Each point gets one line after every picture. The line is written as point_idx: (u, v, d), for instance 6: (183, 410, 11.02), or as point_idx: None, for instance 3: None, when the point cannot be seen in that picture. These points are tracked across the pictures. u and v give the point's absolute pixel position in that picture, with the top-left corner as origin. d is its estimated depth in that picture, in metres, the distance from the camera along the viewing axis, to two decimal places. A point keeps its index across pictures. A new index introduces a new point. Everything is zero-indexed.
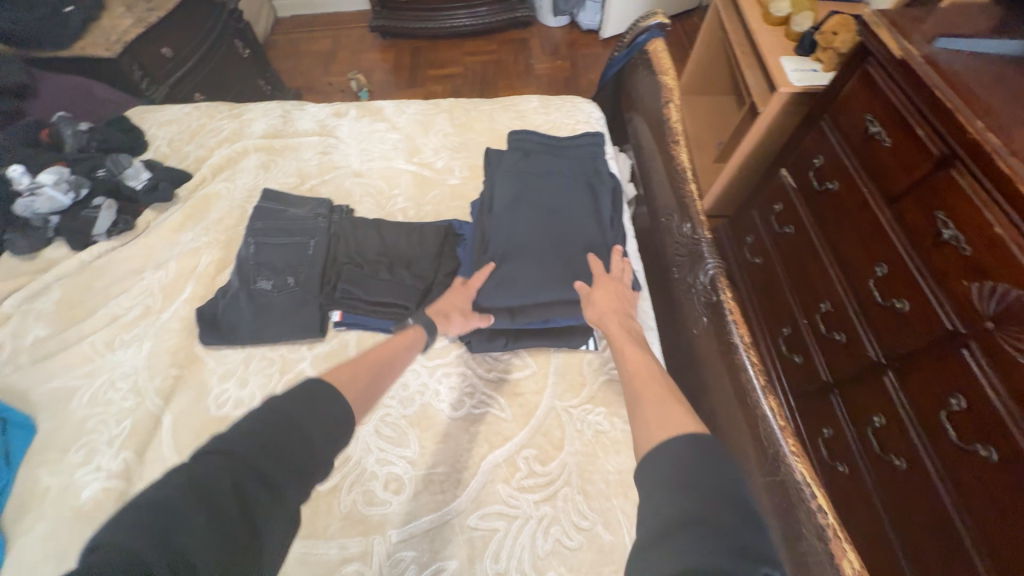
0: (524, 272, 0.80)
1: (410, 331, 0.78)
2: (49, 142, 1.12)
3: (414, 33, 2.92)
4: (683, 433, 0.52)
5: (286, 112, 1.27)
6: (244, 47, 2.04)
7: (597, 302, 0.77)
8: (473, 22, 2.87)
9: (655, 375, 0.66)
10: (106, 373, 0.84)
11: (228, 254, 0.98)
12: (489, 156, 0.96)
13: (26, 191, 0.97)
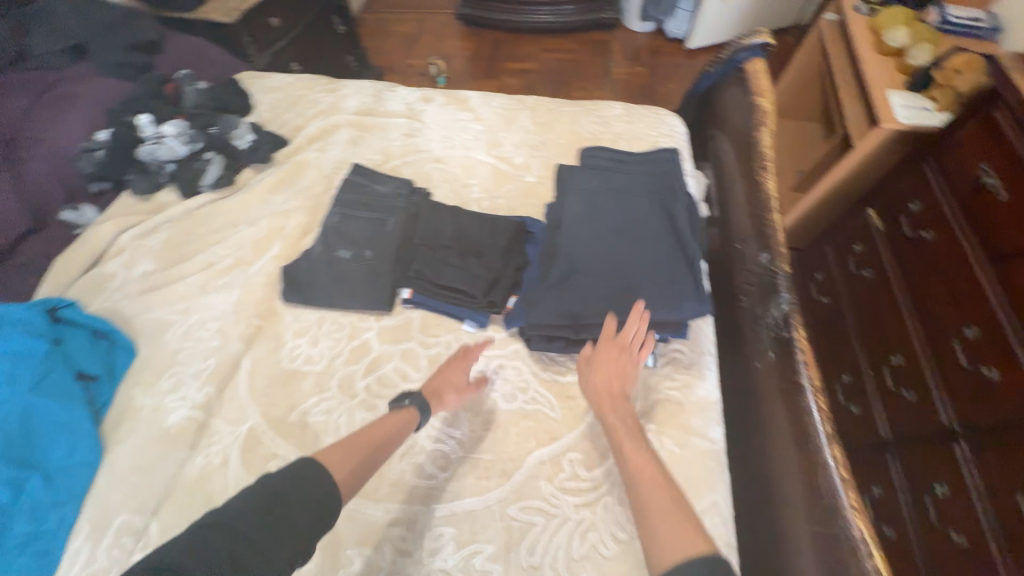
0: (596, 298, 0.74)
1: (403, 411, 0.71)
2: (171, 95, 1.22)
3: (495, 24, 2.98)
4: (701, 554, 0.48)
5: (378, 92, 1.33)
6: (339, 24, 2.14)
7: (595, 374, 0.71)
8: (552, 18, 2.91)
9: (659, 479, 0.58)
10: (198, 313, 0.92)
11: (313, 220, 1.05)
12: (560, 170, 0.89)
13: (150, 139, 1.07)
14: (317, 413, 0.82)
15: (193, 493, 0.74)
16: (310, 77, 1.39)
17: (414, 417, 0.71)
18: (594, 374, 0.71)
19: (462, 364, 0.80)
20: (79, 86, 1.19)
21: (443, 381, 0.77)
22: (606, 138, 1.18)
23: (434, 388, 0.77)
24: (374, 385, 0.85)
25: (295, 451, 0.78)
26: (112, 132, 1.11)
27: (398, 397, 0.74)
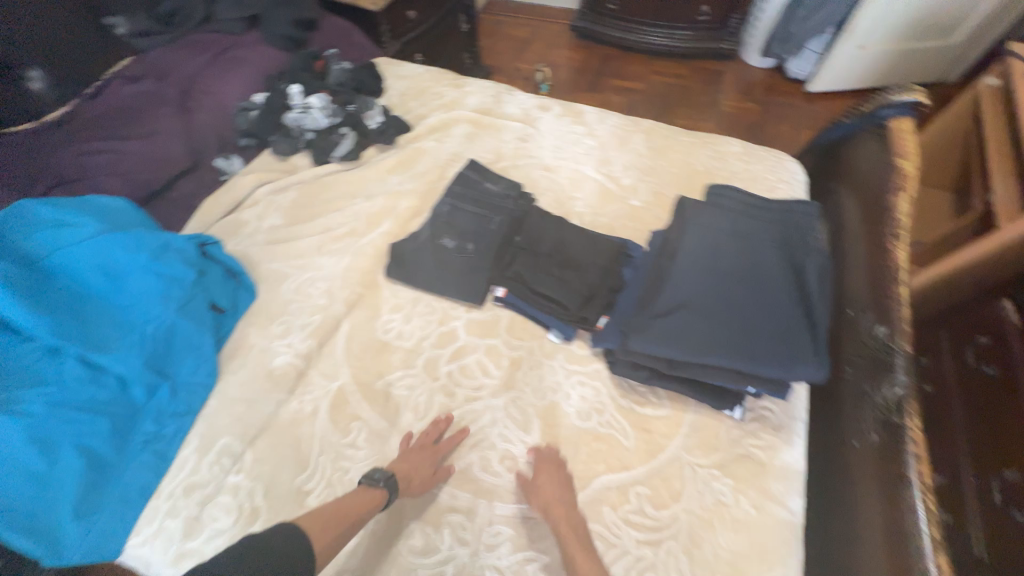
0: (693, 343, 0.71)
1: (375, 492, 0.71)
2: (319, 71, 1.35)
3: (607, 41, 2.97)
4: None
5: (498, 94, 1.38)
6: (463, 22, 2.25)
7: (538, 494, 0.72)
8: (666, 44, 2.84)
9: None
10: (312, 272, 1.01)
11: (422, 205, 1.11)
12: (680, 205, 0.86)
13: (298, 107, 1.19)
14: (400, 387, 0.87)
15: (283, 435, 0.81)
16: (438, 70, 1.47)
17: (383, 498, 0.70)
18: (538, 495, 0.72)
19: (428, 451, 0.77)
20: (246, 49, 1.34)
21: (412, 468, 0.74)
22: (720, 175, 1.14)
23: (404, 472, 0.73)
24: (456, 373, 0.88)
25: (375, 418, 0.83)
26: (267, 97, 1.25)
27: (372, 474, 0.72)
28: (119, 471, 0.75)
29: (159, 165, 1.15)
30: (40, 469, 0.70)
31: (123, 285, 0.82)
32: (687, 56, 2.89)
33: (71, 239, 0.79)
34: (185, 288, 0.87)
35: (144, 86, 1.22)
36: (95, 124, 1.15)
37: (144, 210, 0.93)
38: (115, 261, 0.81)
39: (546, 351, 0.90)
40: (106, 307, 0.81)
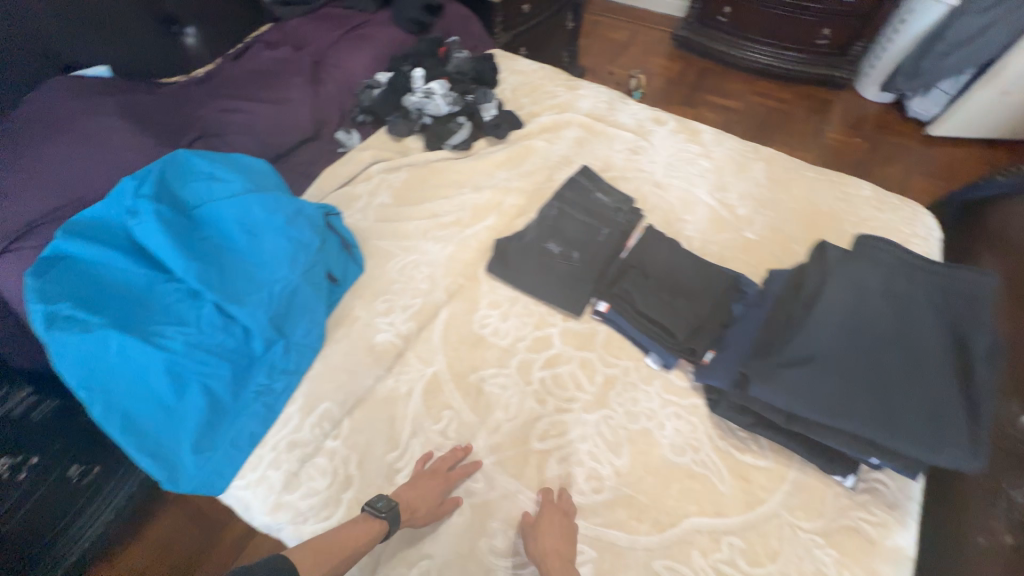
0: (824, 402, 0.67)
1: (376, 523, 0.68)
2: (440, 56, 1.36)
3: (704, 52, 2.81)
4: None
5: (612, 101, 1.35)
6: (569, 21, 2.22)
7: (536, 544, 0.68)
8: (768, 61, 2.66)
9: None
10: (417, 255, 1.03)
11: (528, 205, 1.10)
12: (824, 250, 0.80)
13: (419, 92, 1.23)
14: (491, 385, 0.87)
15: (378, 410, 0.84)
16: (552, 70, 1.46)
17: (383, 532, 0.68)
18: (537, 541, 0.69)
19: (437, 478, 0.75)
20: (376, 28, 1.39)
21: (420, 497, 0.72)
22: (848, 218, 1.06)
23: (412, 502, 0.72)
24: (548, 381, 0.87)
25: (466, 411, 0.84)
26: (391, 77, 1.30)
27: (376, 503, 0.70)
28: (233, 416, 0.80)
29: (287, 130, 1.20)
30: (170, 399, 0.77)
31: (256, 241, 0.86)
32: (789, 79, 2.70)
33: (219, 193, 0.87)
34: (309, 253, 0.89)
35: (282, 56, 1.30)
36: (239, 85, 1.24)
37: (279, 171, 0.98)
38: (252, 217, 0.86)
39: (643, 375, 0.87)
40: (239, 260, 0.86)
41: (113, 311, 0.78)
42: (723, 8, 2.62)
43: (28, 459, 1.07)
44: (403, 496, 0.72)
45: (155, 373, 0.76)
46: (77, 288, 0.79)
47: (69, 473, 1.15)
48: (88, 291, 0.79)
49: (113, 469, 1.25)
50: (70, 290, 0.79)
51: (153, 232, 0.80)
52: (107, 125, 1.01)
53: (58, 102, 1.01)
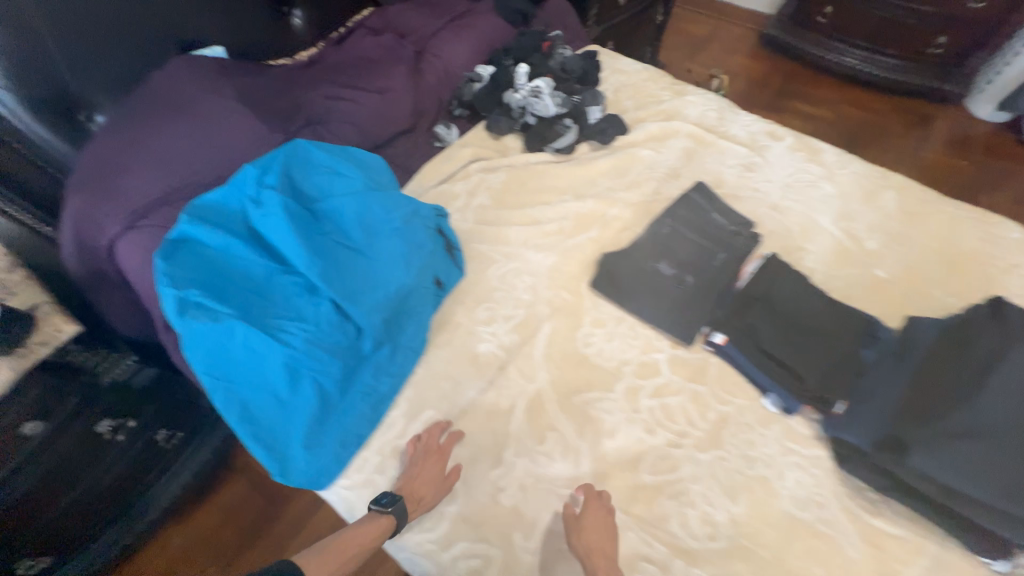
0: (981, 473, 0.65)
1: (382, 518, 0.71)
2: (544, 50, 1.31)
3: (790, 51, 2.54)
4: None
5: (721, 110, 1.27)
6: (658, 14, 2.08)
7: (580, 538, 0.69)
8: (861, 64, 2.37)
9: None
10: (518, 263, 1.00)
11: (633, 219, 1.05)
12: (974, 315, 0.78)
13: (527, 93, 1.18)
14: (596, 409, 0.83)
15: (480, 423, 0.82)
16: (655, 71, 1.38)
17: (390, 525, 0.71)
18: (582, 539, 0.69)
19: (438, 460, 0.77)
20: (478, 17, 1.34)
21: (424, 491, 0.74)
22: (996, 263, 0.96)
23: (420, 497, 0.74)
24: (657, 412, 0.83)
25: (571, 434, 0.81)
26: (493, 72, 1.26)
27: (379, 499, 0.73)
28: (341, 413, 0.81)
29: (387, 120, 1.18)
30: (285, 392, 0.77)
31: (373, 238, 0.86)
32: (884, 88, 2.44)
33: (340, 188, 0.88)
34: (422, 254, 0.88)
35: (385, 43, 1.28)
36: (342, 70, 1.22)
37: (390, 166, 0.98)
38: (371, 214, 0.87)
39: (760, 417, 0.82)
40: (358, 257, 0.84)
41: (236, 299, 0.79)
42: (825, 7, 2.32)
43: (125, 421, 1.11)
44: (406, 491, 0.74)
45: (273, 366, 0.76)
46: (203, 274, 0.80)
47: (156, 438, 1.20)
48: (212, 278, 0.80)
49: (188, 441, 1.29)
50: (195, 275, 0.80)
51: (280, 224, 0.81)
52: (227, 109, 1.03)
53: (180, 82, 1.02)
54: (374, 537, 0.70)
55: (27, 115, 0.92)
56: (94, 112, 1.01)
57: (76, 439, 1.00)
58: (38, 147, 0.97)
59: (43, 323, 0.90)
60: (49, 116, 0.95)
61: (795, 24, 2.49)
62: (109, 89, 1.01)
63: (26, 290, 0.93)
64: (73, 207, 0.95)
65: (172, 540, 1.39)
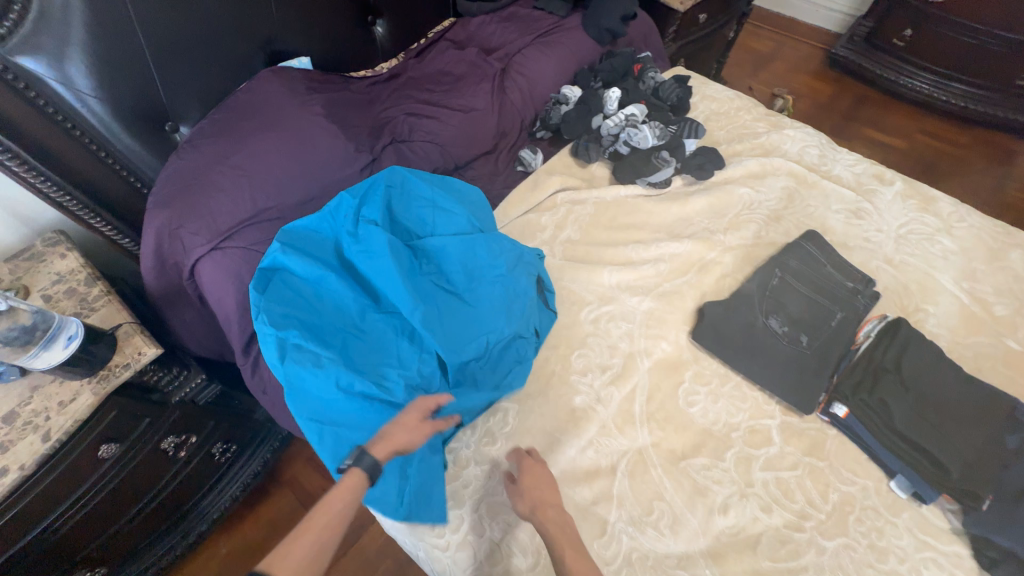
0: None
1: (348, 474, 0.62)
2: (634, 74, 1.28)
3: (859, 73, 2.42)
4: None
5: (822, 146, 1.19)
6: (730, 31, 1.99)
7: (525, 497, 0.67)
8: (932, 90, 2.25)
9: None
10: (613, 307, 0.94)
11: (734, 266, 0.99)
12: None
13: (621, 124, 1.13)
14: (705, 478, 0.77)
15: (580, 484, 0.76)
16: (748, 100, 1.31)
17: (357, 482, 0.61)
18: (527, 497, 0.68)
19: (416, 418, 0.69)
20: (566, 36, 1.28)
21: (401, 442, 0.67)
22: None
23: (399, 447, 0.66)
24: (773, 487, 0.77)
25: (680, 505, 0.75)
26: (581, 95, 1.20)
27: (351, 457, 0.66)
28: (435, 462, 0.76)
29: (471, 141, 1.11)
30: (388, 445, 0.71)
31: (473, 281, 0.84)
32: (955, 116, 2.29)
33: (440, 226, 0.87)
34: (524, 303, 0.84)
35: (469, 58, 1.22)
36: (425, 85, 1.17)
37: (487, 198, 0.98)
38: (472, 255, 0.85)
39: (888, 503, 0.75)
40: (456, 300, 0.83)
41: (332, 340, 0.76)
42: (903, 30, 2.20)
43: (188, 437, 1.07)
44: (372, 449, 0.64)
45: (370, 414, 0.71)
46: (297, 310, 0.77)
47: (212, 452, 1.16)
48: (306, 314, 0.77)
49: (241, 454, 1.26)
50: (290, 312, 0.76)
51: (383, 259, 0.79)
52: (315, 124, 0.97)
53: (268, 94, 0.97)
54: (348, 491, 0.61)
55: (116, 125, 0.87)
56: (180, 123, 0.96)
57: (144, 457, 0.97)
58: (122, 158, 0.91)
59: (125, 344, 0.87)
60: (137, 126, 0.90)
61: (867, 45, 2.37)
62: (195, 100, 0.96)
63: (108, 306, 0.90)
64: (152, 223, 0.88)
65: (219, 549, 1.28)
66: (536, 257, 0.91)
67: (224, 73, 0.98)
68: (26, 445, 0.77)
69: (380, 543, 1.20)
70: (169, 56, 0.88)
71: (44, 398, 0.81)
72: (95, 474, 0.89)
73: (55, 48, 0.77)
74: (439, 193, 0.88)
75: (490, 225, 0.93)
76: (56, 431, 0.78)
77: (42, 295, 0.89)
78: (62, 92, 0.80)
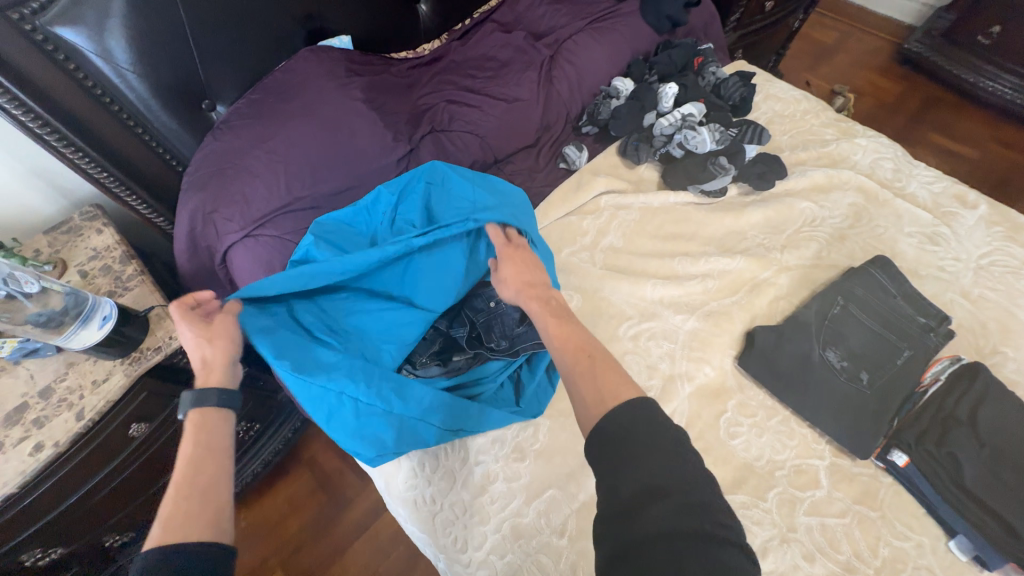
0: None
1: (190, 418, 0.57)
2: (693, 68, 1.21)
3: (932, 72, 2.21)
4: (640, 401, 0.51)
5: (897, 160, 1.09)
6: (795, 21, 1.83)
7: (508, 282, 0.73)
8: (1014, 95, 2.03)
9: (580, 338, 0.61)
10: (655, 323, 0.89)
11: (788, 287, 0.92)
12: None
13: (677, 123, 1.06)
14: (743, 517, 0.72)
15: None
16: (815, 102, 1.21)
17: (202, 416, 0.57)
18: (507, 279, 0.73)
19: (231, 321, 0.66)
20: (621, 22, 1.20)
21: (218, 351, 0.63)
22: None
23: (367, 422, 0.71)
24: (817, 534, 0.71)
25: None
26: (633, 89, 1.13)
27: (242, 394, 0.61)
28: (411, 417, 0.73)
29: (514, 134, 1.05)
30: (397, 434, 0.73)
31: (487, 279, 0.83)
32: None
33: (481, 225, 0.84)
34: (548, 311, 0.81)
35: (515, 43, 1.15)
36: (467, 70, 1.10)
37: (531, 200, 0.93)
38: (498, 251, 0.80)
39: (945, 564, 0.69)
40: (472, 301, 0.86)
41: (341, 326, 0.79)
42: (990, 27, 1.99)
43: None
44: (194, 389, 0.58)
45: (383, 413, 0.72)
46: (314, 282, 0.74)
47: None
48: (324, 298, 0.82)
49: (264, 432, 1.18)
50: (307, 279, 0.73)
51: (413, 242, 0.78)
52: (353, 109, 0.92)
53: (307, 75, 0.92)
54: (201, 436, 0.55)
55: (153, 102, 0.84)
56: (217, 101, 0.93)
57: (173, 433, 0.96)
58: (159, 135, 0.89)
59: (157, 327, 0.86)
60: (175, 103, 0.87)
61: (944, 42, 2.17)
62: (234, 79, 0.92)
63: (142, 286, 0.89)
64: (187, 204, 0.86)
65: (239, 521, 1.21)
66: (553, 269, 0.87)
67: (263, 51, 0.94)
68: (60, 423, 0.76)
69: (393, 533, 1.20)
70: (210, 30, 0.84)
71: (78, 375, 0.81)
72: (124, 453, 0.88)
73: (95, 20, 0.73)
74: (481, 193, 0.85)
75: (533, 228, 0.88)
76: (88, 410, 0.78)
77: (79, 271, 0.89)
78: (102, 65, 0.77)
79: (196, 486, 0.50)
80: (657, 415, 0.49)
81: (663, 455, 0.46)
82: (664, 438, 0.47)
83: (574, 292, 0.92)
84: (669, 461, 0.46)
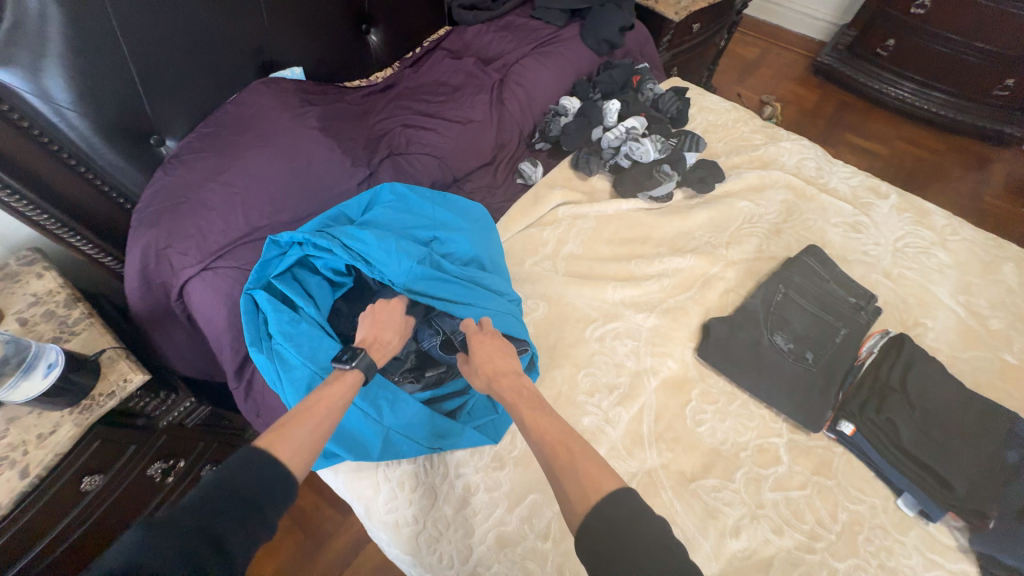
0: None
1: (347, 374, 0.67)
2: (633, 86, 1.30)
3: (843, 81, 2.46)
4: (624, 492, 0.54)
5: (818, 159, 1.21)
6: (720, 39, 2.00)
7: (480, 370, 0.73)
8: (913, 98, 2.28)
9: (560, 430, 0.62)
10: (618, 323, 0.93)
11: (735, 281, 1.00)
12: None
13: (622, 138, 1.15)
14: (715, 500, 0.76)
15: None
16: (743, 112, 1.33)
17: (357, 379, 0.68)
18: (481, 373, 0.72)
19: (394, 308, 0.80)
20: (561, 46, 1.29)
21: (383, 342, 0.76)
22: None
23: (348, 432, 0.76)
24: (784, 507, 0.76)
25: (692, 529, 0.73)
26: (580, 106, 1.20)
27: (342, 358, 0.69)
28: (395, 430, 0.76)
29: (470, 153, 1.09)
30: (377, 443, 0.75)
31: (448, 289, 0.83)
32: (934, 125, 2.34)
33: (441, 240, 0.90)
34: (510, 320, 0.83)
35: (466, 69, 1.20)
36: (420, 95, 1.14)
37: (489, 214, 1.02)
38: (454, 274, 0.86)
39: (896, 521, 0.75)
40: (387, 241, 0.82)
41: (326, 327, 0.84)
42: (885, 41, 2.23)
43: (176, 463, 1.00)
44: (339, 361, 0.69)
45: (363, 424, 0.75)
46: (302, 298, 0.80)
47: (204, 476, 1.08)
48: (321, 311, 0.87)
49: None
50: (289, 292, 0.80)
51: (389, 258, 0.81)
52: (310, 138, 0.94)
53: (260, 107, 0.93)
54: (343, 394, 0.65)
55: (97, 140, 0.82)
56: (166, 136, 0.92)
57: (130, 483, 0.89)
58: (105, 174, 0.86)
59: (109, 371, 0.82)
60: (120, 140, 0.85)
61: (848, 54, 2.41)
62: (183, 113, 0.92)
63: (91, 330, 0.85)
64: (138, 240, 0.83)
65: None
66: (507, 280, 0.92)
67: (212, 85, 0.94)
68: (0, 482, 0.69)
69: (377, 564, 1.16)
70: (157, 67, 0.84)
71: (21, 430, 0.74)
72: (74, 511, 0.80)
73: (30, 60, 0.71)
74: (443, 213, 0.92)
75: (494, 243, 0.96)
76: (34, 465, 0.71)
77: (18, 319, 0.83)
78: (40, 106, 0.74)
79: (313, 425, 0.59)
80: (612, 490, 0.54)
81: (623, 545, 0.49)
82: (607, 514, 0.52)
83: (540, 301, 0.95)
84: (632, 549, 0.49)
